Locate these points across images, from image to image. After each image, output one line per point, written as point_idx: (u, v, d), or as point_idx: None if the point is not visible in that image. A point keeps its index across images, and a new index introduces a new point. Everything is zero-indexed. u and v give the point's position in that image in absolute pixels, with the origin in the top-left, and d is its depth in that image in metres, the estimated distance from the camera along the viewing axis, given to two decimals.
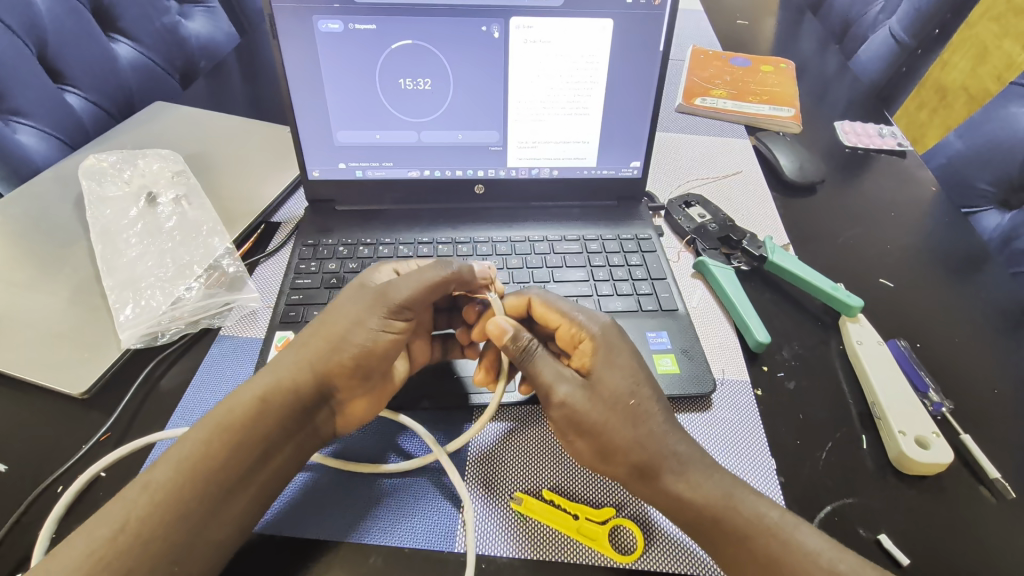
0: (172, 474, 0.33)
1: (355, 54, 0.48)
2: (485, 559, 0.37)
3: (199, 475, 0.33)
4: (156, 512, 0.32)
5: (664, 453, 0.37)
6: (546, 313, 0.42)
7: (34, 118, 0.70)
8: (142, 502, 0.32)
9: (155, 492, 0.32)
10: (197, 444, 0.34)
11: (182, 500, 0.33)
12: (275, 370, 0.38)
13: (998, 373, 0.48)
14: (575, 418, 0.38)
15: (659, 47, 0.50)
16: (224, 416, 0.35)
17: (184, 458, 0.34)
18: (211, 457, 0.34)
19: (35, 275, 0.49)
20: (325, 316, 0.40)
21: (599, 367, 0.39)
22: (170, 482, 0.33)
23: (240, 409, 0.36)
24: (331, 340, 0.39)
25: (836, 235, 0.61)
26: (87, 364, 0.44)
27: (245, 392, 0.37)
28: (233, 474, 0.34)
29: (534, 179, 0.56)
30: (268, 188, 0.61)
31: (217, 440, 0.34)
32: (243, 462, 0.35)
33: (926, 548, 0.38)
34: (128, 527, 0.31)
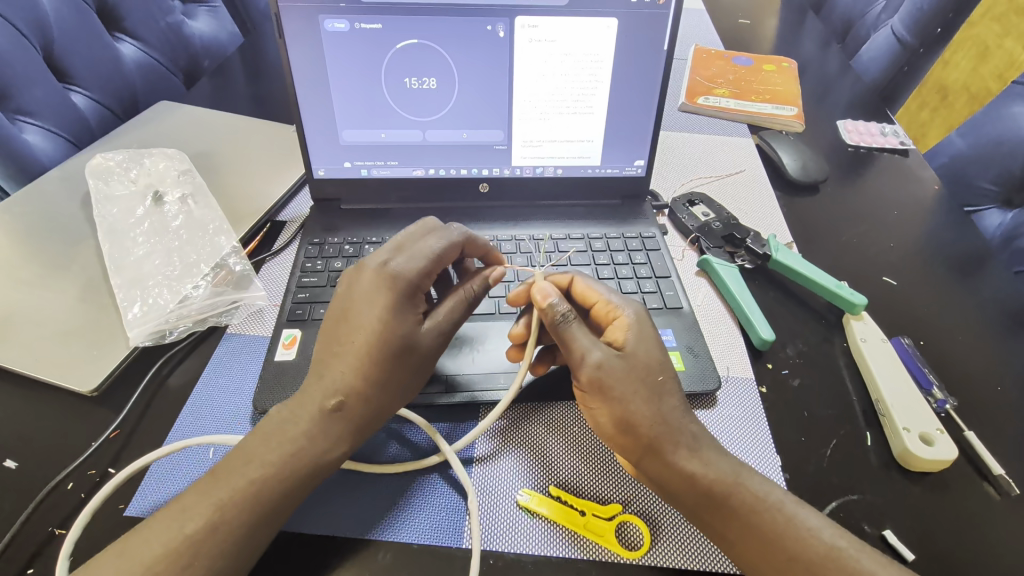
0: (244, 514, 0.33)
1: (361, 54, 0.49)
2: (492, 555, 0.37)
3: (263, 513, 0.34)
4: (225, 548, 0.32)
5: (683, 429, 0.38)
6: (586, 291, 0.44)
7: (40, 118, 0.70)
8: (210, 542, 0.32)
9: (225, 531, 0.32)
10: (267, 485, 0.34)
11: (250, 536, 0.33)
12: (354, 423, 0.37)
13: (1001, 371, 0.49)
14: (603, 380, 0.38)
15: (663, 46, 0.50)
16: (303, 467, 0.35)
17: (256, 500, 0.34)
18: (281, 497, 0.34)
19: (44, 274, 0.49)
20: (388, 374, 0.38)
21: (631, 343, 0.39)
22: (241, 523, 0.33)
23: (320, 461, 0.36)
24: (395, 394, 0.38)
25: (838, 233, 0.62)
26: (96, 361, 0.44)
27: (327, 446, 0.36)
28: (295, 508, 0.35)
29: (538, 178, 0.57)
30: (273, 187, 0.61)
31: (286, 483, 0.35)
32: (303, 497, 0.36)
33: (931, 543, 0.38)
34: (197, 563, 0.31)
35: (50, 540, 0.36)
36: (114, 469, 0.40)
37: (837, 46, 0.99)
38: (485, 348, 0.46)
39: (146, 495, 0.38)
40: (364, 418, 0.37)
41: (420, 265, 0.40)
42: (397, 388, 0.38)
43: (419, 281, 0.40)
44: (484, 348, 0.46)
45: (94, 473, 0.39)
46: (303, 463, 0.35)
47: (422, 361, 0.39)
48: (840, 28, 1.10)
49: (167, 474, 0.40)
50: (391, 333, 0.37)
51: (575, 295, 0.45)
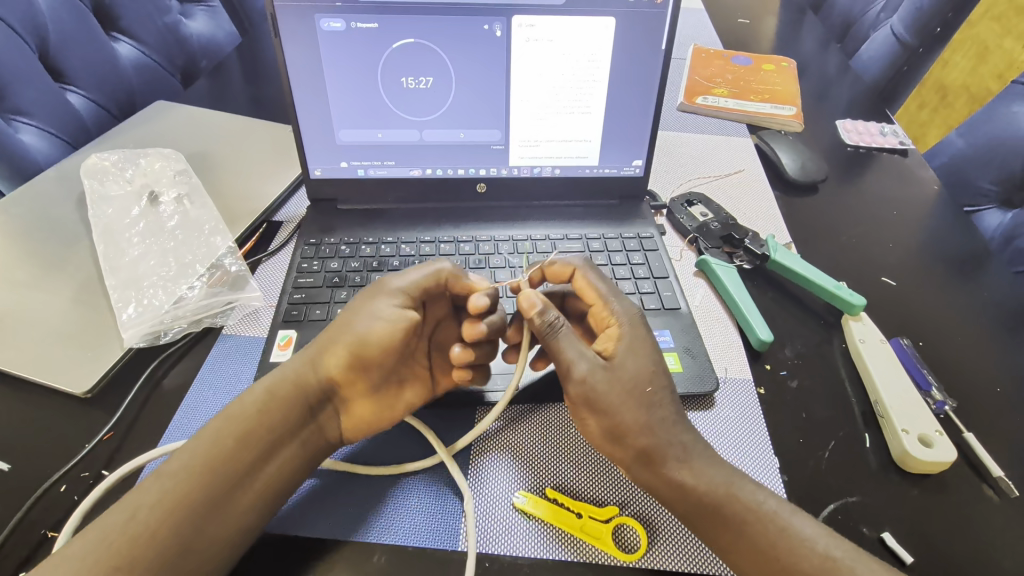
0: (181, 462, 0.34)
1: (357, 53, 0.48)
2: (488, 557, 0.37)
3: (203, 466, 0.34)
4: (164, 502, 0.32)
5: (673, 441, 0.37)
6: (587, 288, 0.44)
7: (36, 117, 0.70)
8: (150, 490, 0.33)
9: (168, 483, 0.33)
10: (213, 443, 0.35)
11: (190, 489, 0.33)
12: (286, 367, 0.40)
13: (1002, 372, 0.48)
14: (590, 394, 0.38)
15: (661, 46, 0.50)
16: (237, 411, 0.37)
17: (194, 448, 0.35)
18: (224, 454, 0.35)
19: (39, 275, 0.49)
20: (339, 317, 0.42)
21: (621, 354, 0.39)
22: (178, 471, 0.34)
23: (253, 405, 0.37)
24: (344, 342, 0.40)
25: (838, 234, 0.61)
26: (90, 362, 0.44)
27: (257, 388, 0.38)
28: (241, 468, 0.35)
29: (535, 178, 0.56)
30: (269, 188, 0.61)
31: (230, 439, 0.36)
32: (251, 459, 0.36)
33: (930, 547, 0.38)
34: (136, 517, 0.32)
35: (43, 542, 0.36)
36: (108, 471, 0.40)
37: (836, 45, 0.99)
38: None
39: None
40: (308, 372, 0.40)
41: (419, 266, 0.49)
42: (358, 319, 0.41)
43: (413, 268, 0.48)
44: None
45: (87, 475, 0.39)
46: (246, 419, 0.36)
47: (384, 295, 0.42)
48: (839, 27, 1.10)
49: None
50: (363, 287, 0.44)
51: (576, 288, 0.45)
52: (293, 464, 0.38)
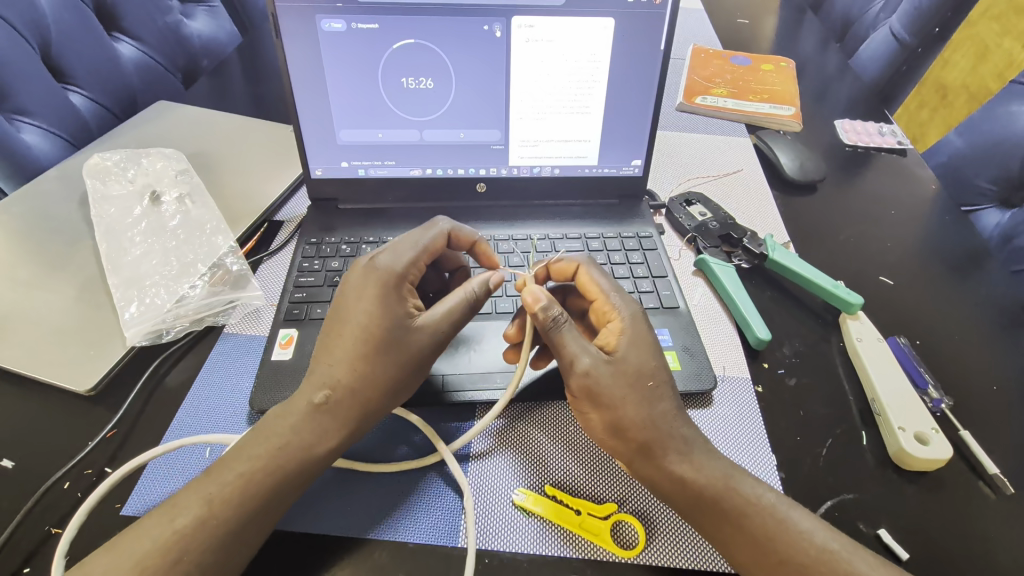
0: (228, 507, 0.33)
1: (357, 53, 0.49)
2: (487, 553, 0.37)
3: (253, 512, 0.34)
4: (212, 543, 0.32)
5: (674, 434, 0.38)
6: (589, 283, 0.44)
7: (38, 117, 0.70)
8: (198, 534, 0.32)
9: (215, 525, 0.32)
10: (261, 487, 0.34)
11: (237, 528, 0.33)
12: (335, 411, 0.37)
13: (998, 370, 0.49)
14: (592, 387, 0.38)
15: (660, 47, 0.50)
16: (284, 455, 0.35)
17: (239, 491, 0.34)
18: (270, 492, 0.34)
19: (42, 274, 0.49)
20: (375, 361, 0.38)
21: (623, 347, 0.39)
22: (225, 516, 0.33)
23: (302, 448, 0.36)
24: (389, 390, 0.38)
25: (836, 233, 0.62)
26: (93, 360, 0.44)
27: (304, 430, 0.36)
28: (285, 502, 0.35)
29: (535, 178, 0.57)
30: (270, 187, 0.62)
31: (275, 478, 0.35)
32: (294, 492, 0.36)
33: (926, 543, 0.38)
34: (184, 559, 0.31)
35: (47, 539, 0.36)
36: (111, 468, 0.40)
37: (835, 45, 0.99)
38: (482, 348, 0.46)
39: (142, 494, 0.39)
40: (353, 412, 0.37)
41: (403, 259, 0.41)
42: (399, 372, 0.38)
43: (403, 273, 0.41)
44: (479, 348, 0.47)
45: (90, 472, 0.40)
46: (291, 459, 0.35)
47: (429, 349, 0.39)
48: (838, 27, 1.10)
49: (164, 473, 0.40)
50: (387, 330, 0.38)
51: (578, 284, 0.45)
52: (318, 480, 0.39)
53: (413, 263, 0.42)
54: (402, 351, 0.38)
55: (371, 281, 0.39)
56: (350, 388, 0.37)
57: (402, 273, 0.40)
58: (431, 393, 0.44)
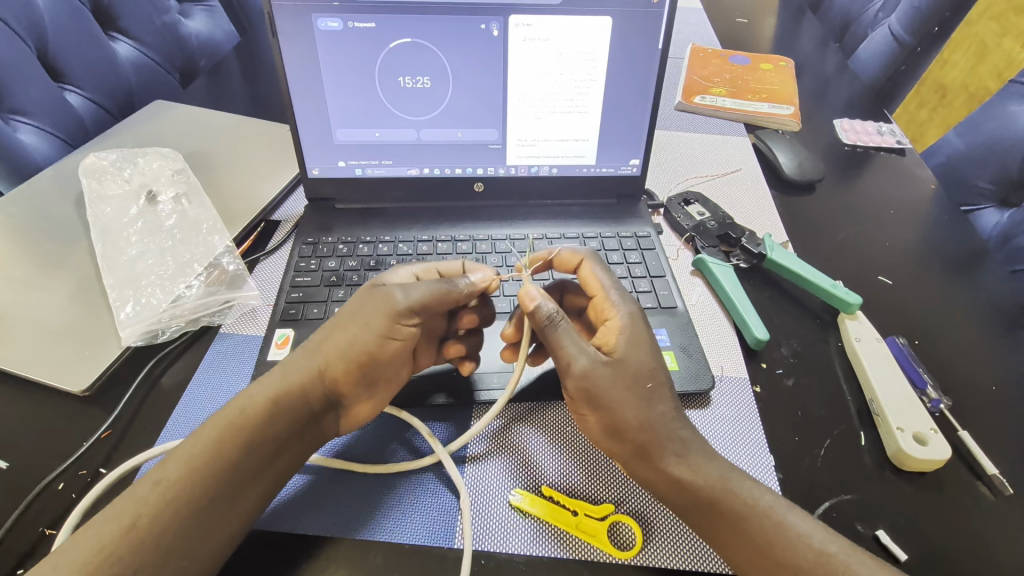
0: (182, 471, 0.33)
1: (355, 52, 0.48)
2: (484, 554, 0.37)
3: (206, 477, 0.34)
4: (165, 509, 0.32)
5: (671, 436, 0.38)
6: (590, 279, 0.44)
7: (34, 117, 0.70)
8: (152, 499, 0.32)
9: (166, 490, 0.33)
10: (212, 448, 0.34)
11: (192, 494, 0.33)
12: (286, 370, 0.38)
13: (998, 371, 0.48)
14: (591, 388, 0.38)
15: (658, 45, 0.50)
16: (236, 417, 0.36)
17: (193, 456, 0.34)
18: (223, 456, 0.34)
19: (37, 275, 0.49)
20: (339, 322, 0.41)
21: (622, 347, 0.39)
22: (179, 479, 0.33)
23: (252, 410, 0.36)
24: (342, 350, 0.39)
25: (834, 232, 0.62)
26: (88, 361, 0.44)
27: (257, 392, 0.37)
28: (239, 469, 0.35)
29: (533, 177, 0.56)
30: (268, 187, 0.61)
31: (227, 440, 0.35)
32: (250, 459, 0.35)
33: (924, 543, 0.38)
34: (136, 527, 0.31)
35: (41, 540, 0.36)
36: (106, 469, 0.40)
37: (835, 45, 0.99)
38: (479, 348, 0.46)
39: None
40: (305, 372, 0.39)
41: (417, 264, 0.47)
42: (355, 330, 0.40)
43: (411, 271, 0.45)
44: (477, 348, 0.46)
45: (85, 474, 0.39)
46: (242, 419, 0.36)
47: (382, 308, 0.40)
48: (837, 27, 1.10)
49: None
50: (361, 289, 0.43)
51: (581, 278, 0.45)
52: (290, 465, 0.38)
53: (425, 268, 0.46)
54: (363, 311, 0.41)
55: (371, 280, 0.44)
56: (311, 346, 0.40)
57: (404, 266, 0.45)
58: (428, 393, 0.44)
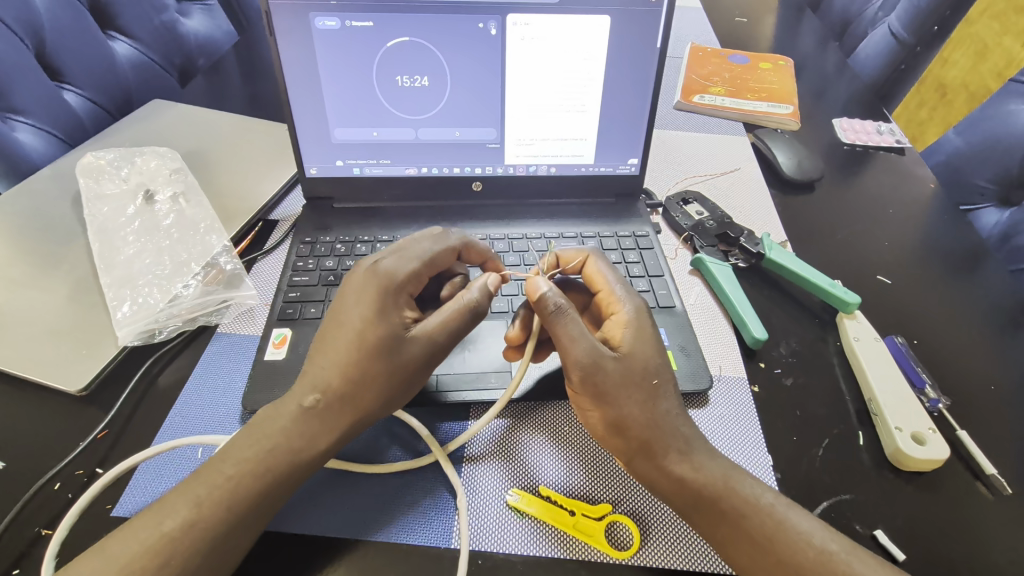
0: (217, 511, 0.33)
1: (352, 51, 0.48)
2: (481, 555, 0.37)
3: (240, 513, 0.33)
4: (200, 547, 0.32)
5: (675, 433, 0.38)
6: (595, 275, 0.44)
7: (32, 116, 0.70)
8: (184, 538, 0.32)
9: (202, 529, 0.32)
10: (247, 488, 0.34)
11: (226, 531, 0.33)
12: (323, 419, 0.37)
13: (997, 370, 0.48)
14: (598, 383, 0.37)
15: (657, 44, 0.50)
16: (270, 456, 0.35)
17: (227, 494, 0.33)
18: (260, 495, 0.34)
19: (34, 274, 0.49)
20: (366, 377, 0.37)
21: (629, 343, 0.39)
22: (215, 519, 0.33)
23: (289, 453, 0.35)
24: (382, 395, 0.38)
25: (834, 232, 0.61)
26: (85, 361, 0.44)
27: (293, 433, 0.36)
28: (274, 506, 0.35)
29: (532, 177, 0.56)
30: (265, 186, 0.61)
31: (263, 479, 0.34)
32: (284, 492, 0.35)
33: (923, 543, 0.38)
34: (171, 564, 0.31)
35: (37, 541, 0.36)
36: (102, 469, 0.40)
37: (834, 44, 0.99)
38: (477, 347, 0.46)
39: (134, 495, 0.38)
40: (342, 419, 0.37)
41: (404, 265, 0.40)
42: (391, 385, 0.38)
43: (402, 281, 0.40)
44: (475, 348, 0.46)
45: (81, 473, 0.39)
46: (281, 461, 0.35)
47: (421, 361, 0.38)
48: (837, 26, 1.10)
49: (155, 475, 0.39)
50: (379, 336, 0.37)
51: (584, 275, 0.45)
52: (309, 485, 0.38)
53: (413, 268, 0.41)
54: (398, 365, 0.37)
55: (370, 286, 0.39)
56: (341, 397, 0.37)
57: (400, 280, 0.40)
58: (425, 392, 0.44)
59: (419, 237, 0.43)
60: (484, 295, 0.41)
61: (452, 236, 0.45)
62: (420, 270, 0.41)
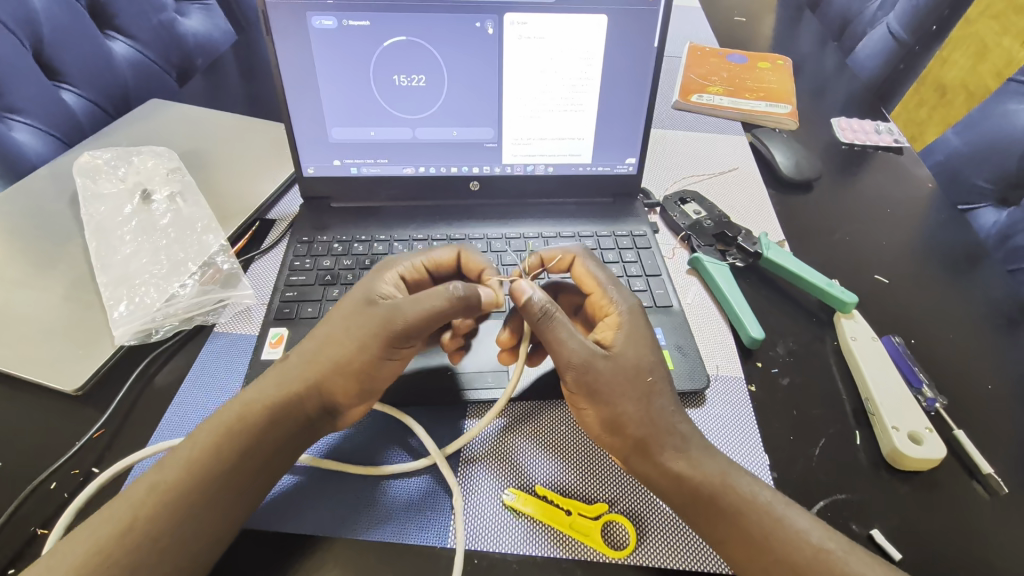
0: (180, 475, 0.34)
1: (348, 49, 0.48)
2: (477, 555, 0.37)
3: (204, 477, 0.34)
4: (164, 510, 0.33)
5: (672, 430, 0.38)
6: (585, 276, 0.44)
7: (30, 115, 0.70)
8: (149, 502, 0.33)
9: (166, 493, 0.33)
10: (211, 452, 0.35)
11: (191, 495, 0.33)
12: (280, 382, 0.38)
13: (995, 369, 0.48)
14: (591, 382, 0.38)
15: (654, 43, 0.49)
16: (234, 420, 0.36)
17: (191, 459, 0.34)
18: (221, 458, 0.35)
19: (31, 273, 0.49)
20: (328, 339, 0.40)
21: (620, 342, 0.39)
22: (178, 483, 0.33)
23: (251, 416, 0.36)
24: (337, 355, 0.39)
25: (831, 231, 0.61)
26: (82, 359, 0.44)
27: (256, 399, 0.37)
28: (243, 473, 0.35)
29: (529, 176, 0.56)
30: (263, 185, 0.61)
31: (225, 442, 0.35)
32: (251, 459, 0.36)
33: (920, 543, 0.38)
34: (136, 526, 0.32)
35: (33, 540, 0.36)
36: (99, 468, 0.40)
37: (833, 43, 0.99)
38: (474, 347, 0.46)
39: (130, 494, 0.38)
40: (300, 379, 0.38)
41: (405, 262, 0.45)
42: (348, 347, 0.39)
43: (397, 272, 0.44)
44: (473, 348, 0.46)
45: (78, 472, 0.39)
46: (240, 424, 0.36)
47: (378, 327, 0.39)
48: (836, 26, 1.10)
49: None
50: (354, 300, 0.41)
51: (575, 276, 0.44)
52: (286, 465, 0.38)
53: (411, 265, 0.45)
54: (357, 326, 0.39)
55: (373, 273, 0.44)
56: (305, 358, 0.39)
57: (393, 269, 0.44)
58: (423, 392, 0.44)
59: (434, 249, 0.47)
60: (472, 293, 0.41)
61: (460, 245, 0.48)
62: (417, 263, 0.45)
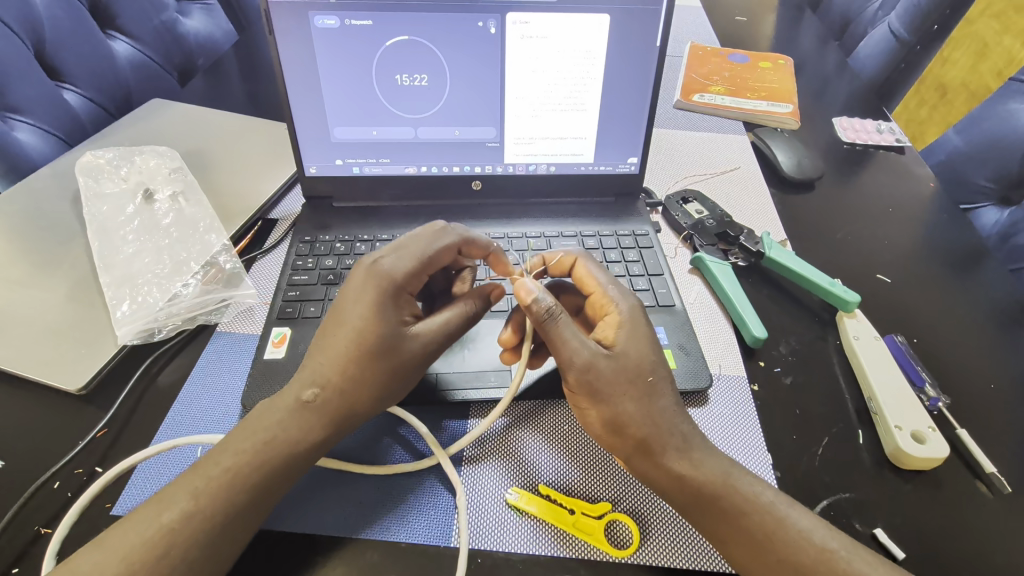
0: (216, 502, 0.33)
1: (350, 49, 0.48)
2: (480, 554, 0.37)
3: (239, 502, 0.33)
4: (200, 537, 0.32)
5: (674, 431, 0.38)
6: (586, 277, 0.44)
7: (31, 115, 0.70)
8: (183, 529, 0.32)
9: (201, 520, 0.32)
10: (246, 478, 0.34)
11: (226, 520, 0.33)
12: (322, 415, 0.36)
13: (997, 368, 0.48)
14: (592, 382, 0.37)
15: (656, 43, 0.50)
16: (269, 448, 0.35)
17: (222, 485, 0.33)
18: (257, 487, 0.34)
19: (34, 273, 0.49)
20: (362, 375, 0.37)
21: (622, 342, 0.39)
22: (214, 510, 0.33)
23: (287, 443, 0.35)
24: (377, 392, 0.37)
25: (833, 231, 0.61)
26: (85, 359, 0.44)
27: (291, 428, 0.36)
28: (275, 494, 0.35)
29: (531, 176, 0.56)
30: (265, 185, 0.61)
31: (262, 469, 0.34)
32: (283, 484, 0.35)
33: (923, 542, 0.38)
34: (171, 552, 0.31)
35: (37, 539, 0.36)
36: (102, 467, 0.40)
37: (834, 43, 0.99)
38: (477, 347, 0.46)
39: (134, 494, 0.38)
40: (339, 413, 0.37)
41: (407, 267, 0.40)
42: (386, 382, 0.38)
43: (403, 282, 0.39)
44: (475, 348, 0.46)
45: (81, 472, 0.39)
46: (283, 452, 0.35)
47: (416, 360, 0.39)
48: (837, 25, 1.09)
49: (155, 474, 0.39)
50: (379, 332, 0.37)
51: (576, 278, 0.45)
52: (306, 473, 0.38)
53: (414, 270, 0.40)
54: (392, 362, 0.37)
55: (369, 286, 0.38)
56: (342, 391, 0.37)
57: (401, 281, 0.39)
58: (425, 392, 0.43)
59: (426, 238, 0.42)
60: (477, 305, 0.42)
61: (451, 232, 0.43)
62: (420, 269, 0.40)
